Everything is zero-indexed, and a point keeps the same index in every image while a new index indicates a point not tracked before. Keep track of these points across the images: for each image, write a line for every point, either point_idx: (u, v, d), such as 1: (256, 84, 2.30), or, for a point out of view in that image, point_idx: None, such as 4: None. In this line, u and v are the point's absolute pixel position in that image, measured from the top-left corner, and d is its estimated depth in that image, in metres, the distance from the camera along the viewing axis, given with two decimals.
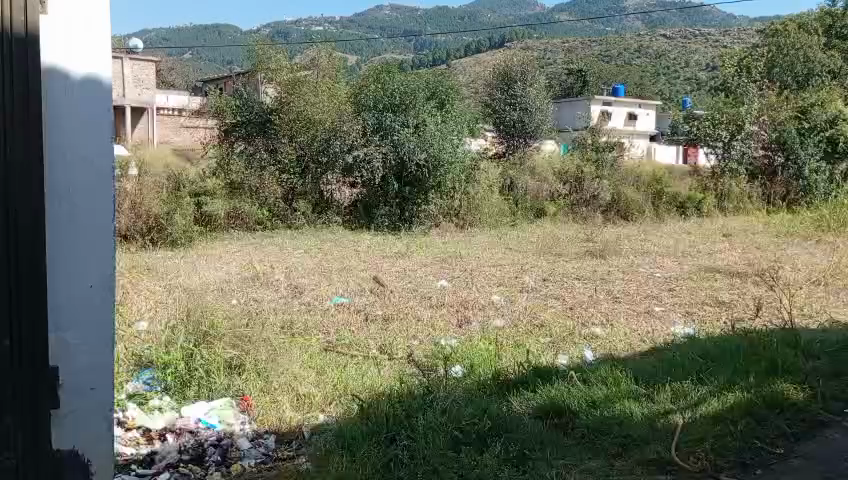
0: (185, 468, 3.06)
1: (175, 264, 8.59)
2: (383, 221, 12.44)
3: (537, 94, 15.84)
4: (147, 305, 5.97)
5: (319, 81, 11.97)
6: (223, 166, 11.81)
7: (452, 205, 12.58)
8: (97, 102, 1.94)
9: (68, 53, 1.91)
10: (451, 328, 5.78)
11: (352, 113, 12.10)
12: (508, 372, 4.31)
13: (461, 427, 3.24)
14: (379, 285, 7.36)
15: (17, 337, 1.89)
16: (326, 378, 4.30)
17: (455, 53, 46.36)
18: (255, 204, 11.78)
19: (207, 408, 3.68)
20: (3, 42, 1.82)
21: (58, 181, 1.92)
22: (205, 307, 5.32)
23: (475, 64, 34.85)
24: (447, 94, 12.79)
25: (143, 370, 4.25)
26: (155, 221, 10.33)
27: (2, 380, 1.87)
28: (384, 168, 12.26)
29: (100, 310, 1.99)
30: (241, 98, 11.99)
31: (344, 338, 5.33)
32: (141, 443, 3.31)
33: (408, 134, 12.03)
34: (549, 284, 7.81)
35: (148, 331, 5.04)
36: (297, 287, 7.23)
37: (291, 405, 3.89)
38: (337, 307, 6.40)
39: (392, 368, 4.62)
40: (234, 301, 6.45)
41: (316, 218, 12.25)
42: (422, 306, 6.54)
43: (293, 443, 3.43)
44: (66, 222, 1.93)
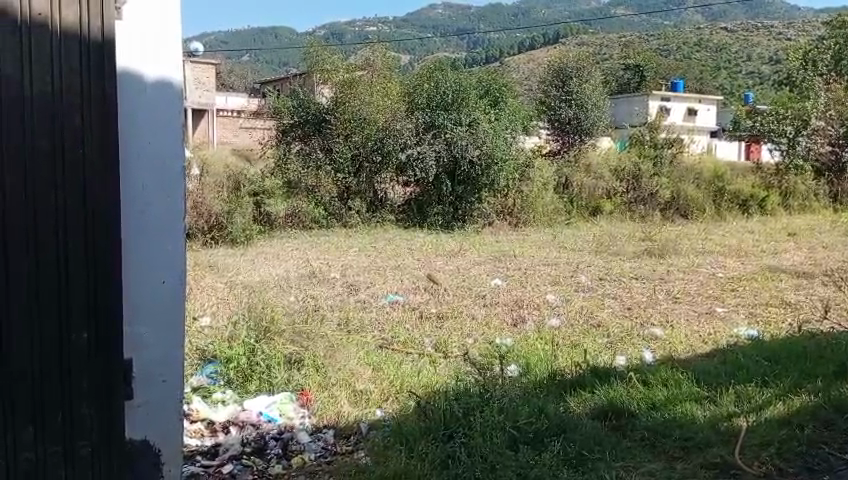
0: (247, 460, 3.14)
1: (235, 262, 8.83)
2: (436, 220, 12.46)
3: (594, 91, 15.59)
4: (210, 301, 6.16)
5: (374, 81, 12.06)
6: (282, 166, 12.02)
7: (506, 204, 12.71)
8: (169, 105, 2.03)
9: (140, 56, 1.99)
10: (506, 327, 5.76)
11: (405, 112, 12.20)
12: (565, 372, 4.26)
13: (519, 426, 3.23)
14: (434, 284, 7.39)
15: (94, 330, 1.93)
16: (383, 375, 4.34)
17: (509, 50, 46.06)
18: (311, 203, 11.95)
19: (269, 401, 3.77)
20: (80, 43, 1.85)
21: (132, 181, 2.01)
22: (265, 305, 5.45)
23: (528, 61, 34.59)
24: (501, 92, 12.77)
25: (207, 363, 4.38)
26: (217, 220, 10.76)
27: (80, 373, 1.92)
28: (438, 166, 12.25)
29: (171, 304, 2.09)
30: (298, 99, 12.06)
31: (400, 335, 5.37)
32: (205, 436, 3.41)
33: (461, 132, 12.04)
34: (606, 283, 7.69)
35: (211, 326, 5.19)
36: (352, 285, 7.32)
37: (348, 400, 3.96)
38: (392, 305, 6.45)
39: (447, 366, 4.64)
40: (292, 298, 6.58)
41: (371, 216, 12.34)
42: (476, 304, 6.54)
43: (351, 438, 3.48)
44: (139, 220, 2.03)
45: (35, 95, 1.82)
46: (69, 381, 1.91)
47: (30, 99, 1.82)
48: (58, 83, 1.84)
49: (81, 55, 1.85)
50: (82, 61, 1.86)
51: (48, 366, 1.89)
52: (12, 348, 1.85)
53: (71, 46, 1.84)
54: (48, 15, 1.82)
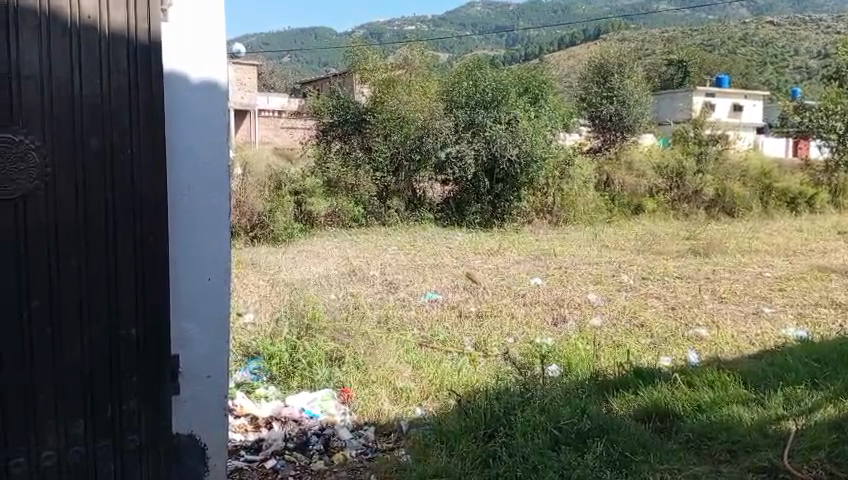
0: (290, 455, 3.18)
1: (276, 260, 8.95)
2: (475, 218, 12.43)
3: (635, 87, 15.42)
4: (252, 299, 6.25)
5: (412, 81, 12.22)
6: (321, 165, 12.01)
7: (545, 202, 12.62)
8: (213, 104, 2.04)
9: (186, 57, 1.98)
10: (547, 326, 5.71)
11: (444, 111, 12.15)
12: (607, 373, 4.20)
13: (560, 426, 3.19)
14: (473, 282, 7.39)
15: (143, 330, 1.85)
16: (423, 373, 4.35)
17: (549, 47, 45.59)
18: (351, 201, 12.01)
19: (311, 398, 3.82)
20: (125, 45, 1.77)
21: (179, 179, 2.01)
22: (306, 303, 5.52)
23: (569, 58, 34.21)
24: (541, 89, 12.69)
25: (251, 359, 4.45)
26: (259, 218, 10.94)
27: (129, 368, 1.84)
28: (477, 165, 12.20)
29: (215, 301, 2.10)
30: (338, 99, 12.13)
31: (439, 334, 5.36)
32: (249, 431, 3.45)
33: (500, 130, 11.98)
34: (649, 283, 7.57)
35: (254, 323, 5.27)
36: (392, 283, 7.35)
37: (389, 397, 3.97)
38: (431, 303, 6.46)
39: (487, 365, 4.61)
40: (333, 296, 6.64)
41: (410, 215, 12.36)
42: (515, 303, 6.50)
43: (391, 436, 3.50)
44: (186, 216, 2.03)
45: (85, 92, 1.73)
46: (118, 385, 1.83)
47: (80, 98, 1.72)
48: (107, 82, 1.75)
49: (129, 56, 1.77)
50: (129, 61, 1.77)
51: (99, 371, 1.80)
52: (65, 352, 1.76)
53: (119, 47, 1.76)
54: (96, 18, 1.73)
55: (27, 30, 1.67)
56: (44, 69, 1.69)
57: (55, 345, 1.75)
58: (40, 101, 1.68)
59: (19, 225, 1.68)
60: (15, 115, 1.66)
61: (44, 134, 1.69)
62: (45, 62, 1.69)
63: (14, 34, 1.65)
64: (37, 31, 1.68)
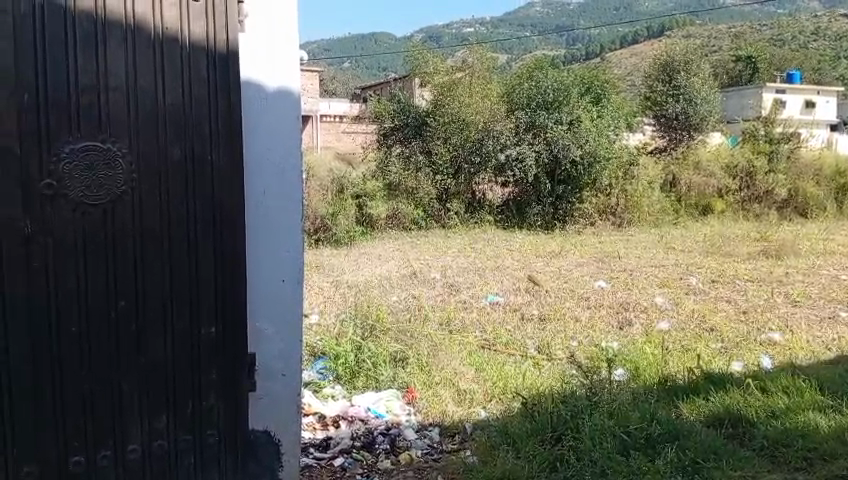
0: (357, 454, 3.24)
1: (339, 262, 9.09)
2: (536, 221, 12.38)
3: (703, 85, 14.89)
4: (317, 301, 6.38)
5: (473, 81, 12.14)
6: (382, 168, 12.13)
7: (609, 203, 12.36)
8: (286, 111, 2.09)
9: (263, 67, 2.05)
10: (612, 330, 5.62)
11: (505, 113, 12.13)
12: (676, 378, 4.10)
13: (629, 431, 3.13)
14: (535, 285, 7.33)
15: (221, 328, 1.92)
16: (486, 375, 4.35)
17: (610, 46, 44.76)
18: (411, 204, 12.07)
19: (376, 398, 3.88)
20: (205, 55, 1.84)
21: (255, 184, 2.08)
22: (371, 305, 5.62)
23: (630, 57, 33.48)
24: (603, 89, 12.50)
25: (317, 360, 4.53)
26: (322, 222, 11.13)
27: (209, 365, 1.92)
28: (538, 166, 12.11)
29: (289, 301, 2.16)
30: (399, 103, 12.24)
31: (502, 336, 5.34)
32: (317, 429, 3.51)
33: (562, 131, 11.86)
34: (718, 286, 7.35)
35: (320, 323, 5.39)
36: (453, 285, 7.37)
37: (453, 399, 3.99)
38: (492, 306, 6.44)
39: (552, 369, 4.56)
40: (395, 298, 6.71)
41: (469, 217, 12.35)
42: (579, 306, 6.42)
43: (456, 437, 3.51)
44: (262, 220, 2.10)
45: (168, 100, 1.79)
46: (198, 381, 1.91)
47: (165, 108, 1.79)
48: (189, 92, 1.82)
49: (208, 65, 1.84)
50: (209, 70, 1.84)
51: (181, 369, 1.88)
52: (150, 350, 1.83)
53: (199, 57, 1.83)
54: (179, 29, 1.80)
55: (114, 42, 1.72)
56: (129, 79, 1.75)
57: (141, 346, 1.82)
58: (127, 111, 1.75)
59: (108, 230, 1.75)
60: (103, 124, 1.72)
61: (130, 143, 1.76)
62: (131, 72, 1.75)
63: (101, 45, 1.71)
64: (123, 43, 1.74)
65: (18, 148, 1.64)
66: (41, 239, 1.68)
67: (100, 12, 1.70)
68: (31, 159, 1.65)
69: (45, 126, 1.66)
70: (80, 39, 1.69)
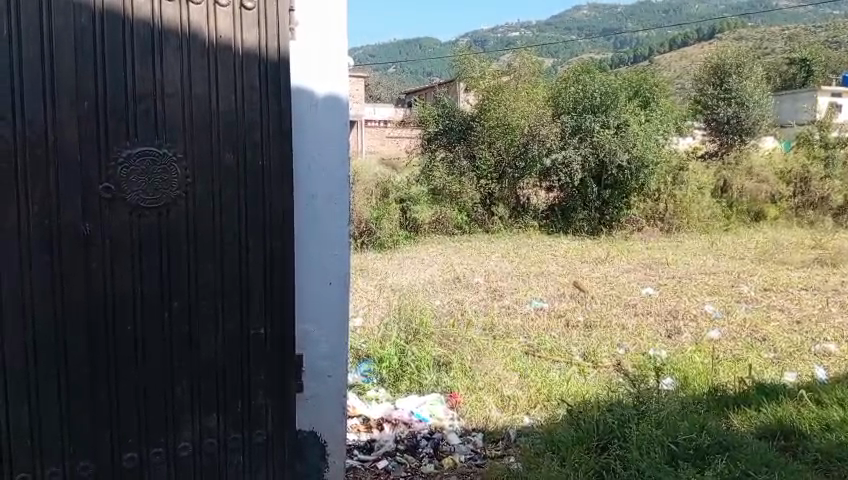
0: (401, 457, 3.26)
1: (383, 266, 9.15)
2: (582, 226, 12.30)
3: (754, 88, 14.61)
4: (362, 304, 6.44)
5: (518, 86, 12.04)
6: (426, 173, 12.12)
7: (657, 209, 12.21)
8: (334, 116, 2.11)
9: (313, 73, 2.09)
10: (660, 338, 5.51)
11: (551, 117, 11.98)
12: (727, 388, 4.01)
13: (678, 441, 3.05)
14: (580, 291, 7.25)
15: (270, 329, 1.95)
16: (531, 381, 4.32)
17: (659, 48, 43.94)
18: (455, 208, 12.09)
19: (420, 402, 3.90)
20: (256, 62, 1.87)
21: (304, 187, 2.11)
22: (415, 310, 5.64)
23: (680, 60, 32.84)
24: (652, 92, 12.26)
25: (361, 362, 4.57)
26: (366, 225, 11.21)
27: (258, 365, 1.95)
28: (584, 171, 11.99)
29: (335, 304, 2.18)
30: (444, 108, 12.25)
31: (546, 342, 5.30)
32: (361, 431, 3.53)
33: (609, 135, 11.70)
34: (771, 294, 7.15)
35: (364, 326, 5.44)
36: (497, 290, 7.34)
37: (496, 405, 3.97)
38: (537, 311, 6.40)
39: (598, 377, 4.49)
40: (439, 302, 6.72)
41: (514, 222, 12.34)
42: (626, 313, 6.32)
43: (500, 443, 3.50)
44: (311, 223, 2.13)
45: (222, 106, 1.84)
46: (247, 380, 1.95)
47: (218, 113, 1.83)
48: (241, 98, 1.85)
49: (261, 73, 1.88)
50: (261, 77, 1.88)
51: (231, 368, 1.92)
52: (202, 350, 1.88)
53: (252, 65, 1.87)
54: (233, 38, 1.85)
55: (169, 50, 1.77)
56: (185, 86, 1.79)
57: (193, 345, 1.87)
58: (182, 118, 1.79)
59: (163, 232, 1.80)
60: (159, 130, 1.77)
61: (185, 148, 1.80)
62: (186, 79, 1.79)
63: (158, 53, 1.76)
64: (179, 51, 1.78)
65: (78, 154, 1.70)
66: (99, 242, 1.73)
67: (156, 22, 1.75)
68: (91, 163, 1.71)
69: (104, 133, 1.72)
70: (137, 48, 1.74)
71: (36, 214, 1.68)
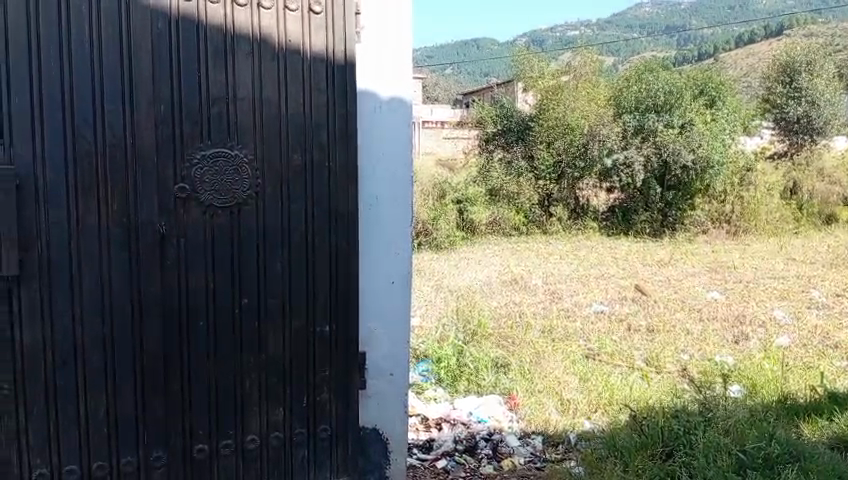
0: (460, 457, 3.26)
1: (439, 266, 9.16)
2: (643, 228, 12.13)
3: (827, 86, 13.89)
4: (419, 304, 6.47)
5: (578, 84, 11.82)
6: (484, 174, 12.12)
7: (723, 210, 11.77)
8: (398, 117, 2.14)
9: (378, 76, 2.11)
10: (726, 344, 5.36)
11: (612, 117, 11.75)
12: (797, 396, 3.86)
13: (745, 449, 2.96)
14: (642, 294, 7.09)
15: (335, 326, 1.99)
16: (591, 385, 4.26)
17: (725, 45, 42.45)
18: (512, 209, 12.00)
19: (478, 403, 3.89)
20: (323, 66, 1.91)
21: (368, 187, 2.14)
22: (473, 312, 5.64)
23: (747, 56, 31.59)
24: (718, 91, 11.87)
25: (419, 362, 4.59)
26: (423, 226, 11.23)
27: (323, 362, 2.00)
28: (646, 171, 11.79)
29: (396, 304, 2.21)
30: (503, 108, 12.18)
31: (607, 346, 5.21)
32: (420, 430, 3.55)
33: (673, 135, 11.40)
34: (845, 300, 6.84)
35: (422, 326, 5.46)
36: (556, 293, 7.25)
37: (556, 408, 3.93)
38: (597, 315, 6.30)
39: (661, 382, 4.38)
40: (497, 303, 6.69)
41: (572, 223, 12.23)
42: (690, 318, 6.15)
43: (560, 447, 3.47)
44: (375, 223, 2.16)
45: (290, 109, 1.88)
46: (312, 377, 1.99)
47: (286, 117, 1.88)
48: (308, 101, 1.90)
49: (328, 76, 1.92)
50: (328, 80, 1.92)
51: (297, 363, 1.96)
52: (269, 346, 1.93)
53: (319, 68, 1.91)
54: (301, 42, 1.89)
55: (241, 55, 1.82)
56: (255, 90, 1.84)
57: (261, 341, 1.92)
58: (253, 121, 1.84)
59: (234, 231, 1.86)
60: (231, 133, 1.82)
61: (255, 150, 1.85)
62: (257, 84, 1.84)
63: (230, 58, 1.81)
64: (250, 56, 1.83)
65: (155, 156, 1.76)
66: (174, 240, 1.80)
67: (229, 27, 1.81)
68: (167, 164, 1.77)
69: (179, 134, 1.78)
70: (211, 53, 1.79)
71: (115, 214, 1.75)
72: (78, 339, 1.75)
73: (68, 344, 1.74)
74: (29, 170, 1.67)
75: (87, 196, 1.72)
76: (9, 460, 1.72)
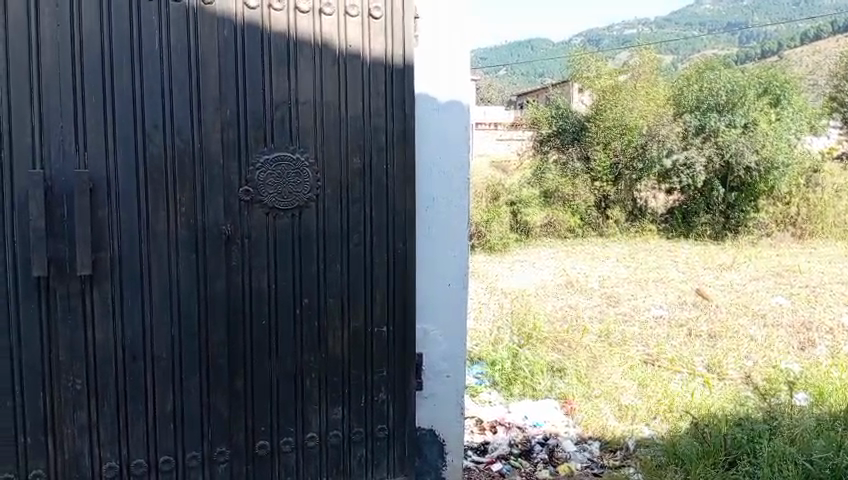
0: (516, 461, 3.25)
1: (493, 269, 9.10)
2: (705, 230, 11.76)
3: None
4: (474, 307, 6.45)
5: (636, 84, 11.65)
6: (538, 176, 11.90)
7: (788, 212, 11.40)
8: (456, 120, 2.15)
9: (436, 79, 2.13)
10: (793, 350, 5.18)
11: (672, 117, 11.49)
12: None
13: (813, 459, 2.83)
14: (704, 299, 6.90)
15: (393, 327, 2.02)
16: (651, 391, 4.17)
17: (792, 41, 40.81)
18: (568, 212, 11.86)
19: (534, 408, 3.86)
20: (382, 70, 1.94)
21: (426, 190, 2.15)
22: (528, 315, 5.59)
23: (816, 53, 30.30)
24: (783, 89, 11.52)
25: (474, 364, 4.58)
26: (476, 229, 11.17)
27: (381, 363, 2.02)
28: (708, 172, 11.49)
29: (453, 305, 2.21)
30: (558, 109, 11.99)
31: (666, 351, 5.10)
32: (475, 432, 3.55)
33: (736, 134, 11.15)
34: None
35: (476, 329, 5.44)
36: (613, 296, 7.12)
37: (614, 414, 3.86)
38: (656, 319, 6.16)
39: (724, 389, 4.24)
40: (552, 306, 6.62)
41: (630, 226, 11.97)
42: (754, 323, 5.95)
43: (618, 453, 3.41)
44: (431, 224, 2.17)
45: (350, 113, 1.91)
46: (371, 377, 2.01)
47: (346, 120, 1.91)
48: (368, 105, 1.93)
49: (387, 79, 1.94)
50: (387, 83, 1.94)
51: (356, 363, 1.99)
52: (329, 346, 1.96)
53: (378, 71, 1.93)
54: (361, 47, 1.91)
55: (303, 60, 1.86)
56: (316, 95, 1.88)
57: (321, 342, 1.95)
58: (314, 125, 1.88)
59: (296, 233, 1.90)
60: (293, 136, 1.86)
61: (317, 154, 1.89)
62: (318, 89, 1.88)
63: (293, 64, 1.85)
64: (312, 61, 1.87)
65: (220, 160, 1.81)
66: (238, 241, 1.85)
67: (291, 33, 1.85)
68: (232, 167, 1.82)
69: (244, 138, 1.83)
70: (274, 60, 1.84)
71: (184, 216, 1.81)
72: (147, 338, 1.82)
73: (138, 343, 1.81)
74: (101, 172, 1.74)
75: (157, 198, 1.78)
76: (80, 453, 1.79)
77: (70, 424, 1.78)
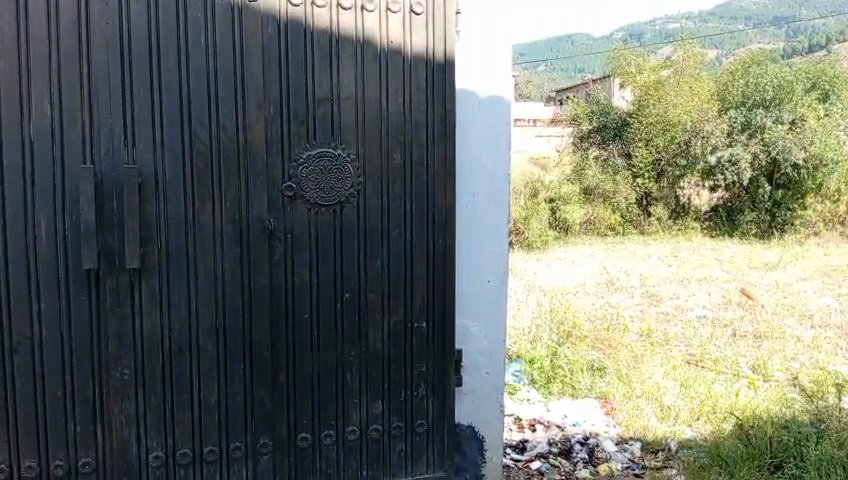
0: (555, 459, 3.24)
1: (532, 267, 9.04)
2: (750, 228, 11.52)
3: None
4: (512, 304, 6.42)
5: (680, 80, 11.38)
6: (578, 172, 11.83)
7: (836, 211, 11.01)
8: (496, 115, 2.14)
9: (477, 76, 2.12)
10: (842, 352, 5.02)
11: (717, 112, 11.24)
12: None
13: None
14: (749, 299, 6.74)
15: (432, 322, 2.02)
16: (694, 392, 4.09)
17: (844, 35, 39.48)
18: (608, 210, 11.70)
19: (573, 407, 3.82)
20: (423, 66, 1.94)
21: (466, 186, 2.15)
22: (567, 314, 5.54)
23: None
24: (832, 84, 11.12)
25: (512, 362, 4.55)
26: (515, 226, 11.10)
27: (421, 358, 2.03)
28: (754, 169, 11.24)
29: (493, 301, 2.21)
30: (599, 105, 11.85)
31: (709, 352, 5.00)
32: (514, 430, 3.54)
33: (782, 131, 10.88)
34: None
35: (515, 326, 5.41)
36: (654, 295, 7.00)
37: (656, 414, 3.80)
38: (699, 319, 6.04)
39: (770, 391, 4.14)
40: (592, 305, 6.55)
41: (672, 224, 11.76)
42: (801, 324, 5.79)
43: (660, 454, 3.35)
44: (470, 221, 2.17)
45: (391, 109, 1.92)
46: (410, 372, 2.02)
47: (387, 115, 1.92)
48: (408, 101, 1.93)
49: (428, 75, 1.94)
50: (428, 79, 1.94)
51: (396, 358, 2.00)
52: (370, 340, 1.97)
53: (419, 67, 1.93)
54: (402, 42, 1.92)
55: (345, 57, 1.88)
56: (358, 91, 1.89)
57: (361, 336, 1.97)
58: (356, 121, 1.89)
59: (336, 227, 1.91)
60: (335, 132, 1.88)
61: (358, 150, 1.90)
62: (360, 85, 1.89)
63: (335, 60, 1.87)
64: (354, 58, 1.88)
65: (264, 156, 1.84)
66: (281, 236, 1.88)
67: (334, 30, 1.87)
68: (275, 163, 1.85)
69: (287, 134, 1.85)
70: (317, 57, 1.86)
71: (229, 212, 1.84)
72: (192, 331, 1.85)
73: (183, 335, 1.85)
74: (149, 168, 1.78)
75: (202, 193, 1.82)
76: (127, 442, 1.84)
77: (118, 412, 1.83)
